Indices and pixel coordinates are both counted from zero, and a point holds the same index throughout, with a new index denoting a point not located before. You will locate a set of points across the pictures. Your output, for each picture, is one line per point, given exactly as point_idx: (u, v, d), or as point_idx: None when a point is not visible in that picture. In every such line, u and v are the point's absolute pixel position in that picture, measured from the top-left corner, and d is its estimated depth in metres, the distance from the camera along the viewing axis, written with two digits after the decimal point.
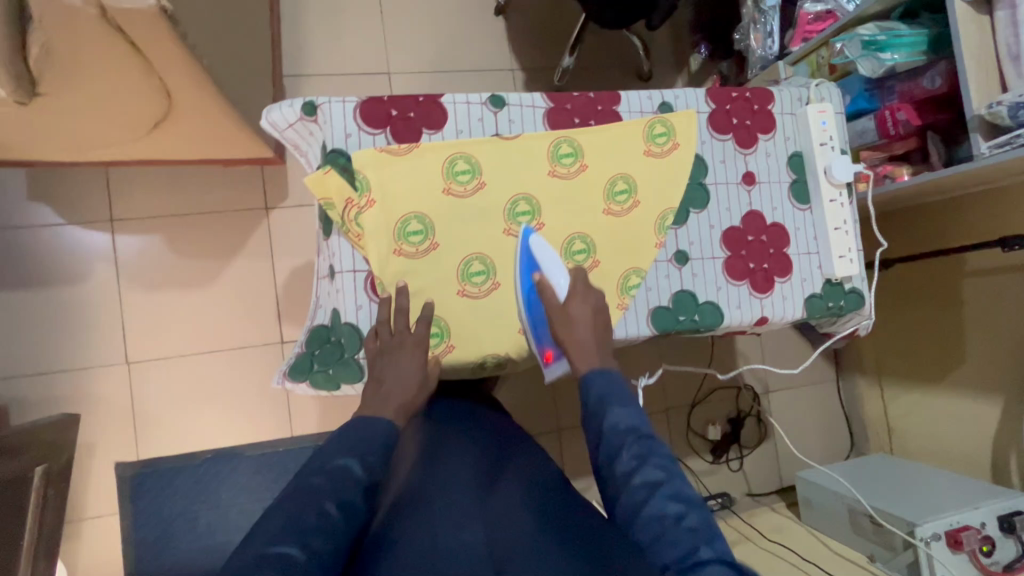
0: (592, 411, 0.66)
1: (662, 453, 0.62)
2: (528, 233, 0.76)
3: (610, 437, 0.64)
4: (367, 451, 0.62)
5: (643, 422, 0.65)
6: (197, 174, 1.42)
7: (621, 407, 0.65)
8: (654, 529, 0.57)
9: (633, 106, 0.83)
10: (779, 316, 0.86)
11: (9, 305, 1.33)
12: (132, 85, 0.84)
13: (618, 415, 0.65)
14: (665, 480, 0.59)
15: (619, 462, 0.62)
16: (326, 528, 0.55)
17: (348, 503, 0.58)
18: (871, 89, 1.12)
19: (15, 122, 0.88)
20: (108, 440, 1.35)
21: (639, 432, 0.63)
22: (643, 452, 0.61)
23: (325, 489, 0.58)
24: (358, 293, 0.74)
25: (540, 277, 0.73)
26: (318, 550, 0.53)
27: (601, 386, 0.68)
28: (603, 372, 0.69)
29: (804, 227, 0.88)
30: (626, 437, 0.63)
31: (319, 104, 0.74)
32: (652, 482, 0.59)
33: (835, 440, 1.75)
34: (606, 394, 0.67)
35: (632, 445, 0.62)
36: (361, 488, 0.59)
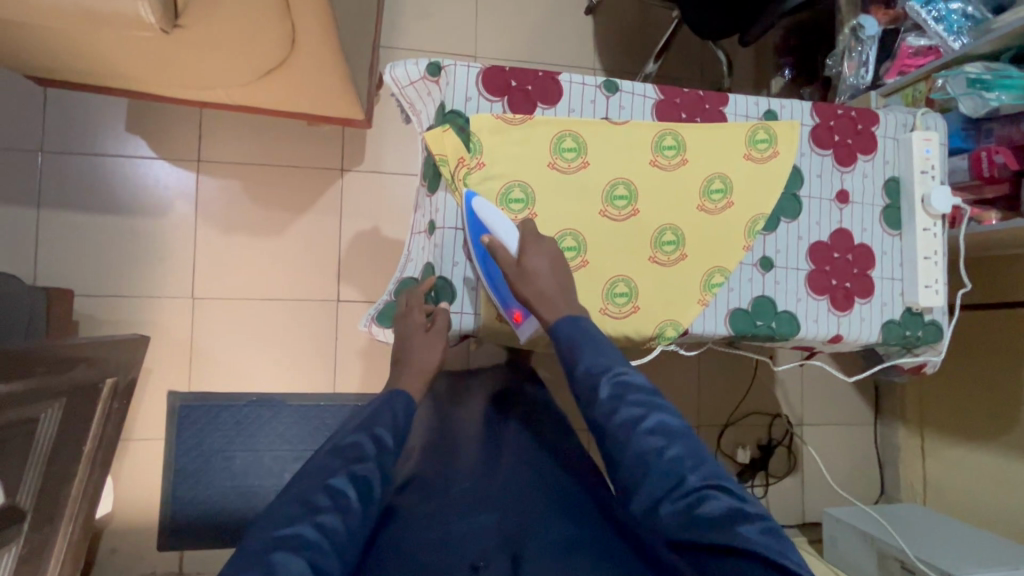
0: (567, 359, 0.68)
1: (640, 388, 0.65)
2: (471, 195, 0.75)
3: (587, 381, 0.66)
4: (374, 426, 0.69)
5: (616, 362, 0.67)
6: (282, 128, 1.48)
7: (593, 352, 0.67)
8: (640, 465, 0.60)
9: (739, 110, 0.85)
10: (854, 337, 0.86)
11: (92, 226, 1.40)
12: (262, 28, 0.89)
13: (591, 358, 0.67)
14: (645, 416, 0.62)
15: (600, 404, 0.64)
16: (341, 504, 0.60)
17: (360, 477, 0.63)
18: (968, 129, 1.10)
19: (150, 50, 0.93)
20: (164, 368, 1.41)
21: (613, 372, 0.66)
22: (620, 390, 0.64)
23: (335, 470, 0.63)
24: (456, 250, 0.78)
25: (488, 239, 0.72)
26: (330, 524, 0.58)
27: (573, 331, 0.69)
28: (574, 317, 0.70)
29: (892, 252, 0.88)
30: (602, 379, 0.65)
31: (444, 66, 0.77)
32: (632, 419, 0.62)
33: (867, 484, 1.70)
34: (576, 336, 0.68)
35: (610, 386, 0.64)
36: (372, 463, 0.65)
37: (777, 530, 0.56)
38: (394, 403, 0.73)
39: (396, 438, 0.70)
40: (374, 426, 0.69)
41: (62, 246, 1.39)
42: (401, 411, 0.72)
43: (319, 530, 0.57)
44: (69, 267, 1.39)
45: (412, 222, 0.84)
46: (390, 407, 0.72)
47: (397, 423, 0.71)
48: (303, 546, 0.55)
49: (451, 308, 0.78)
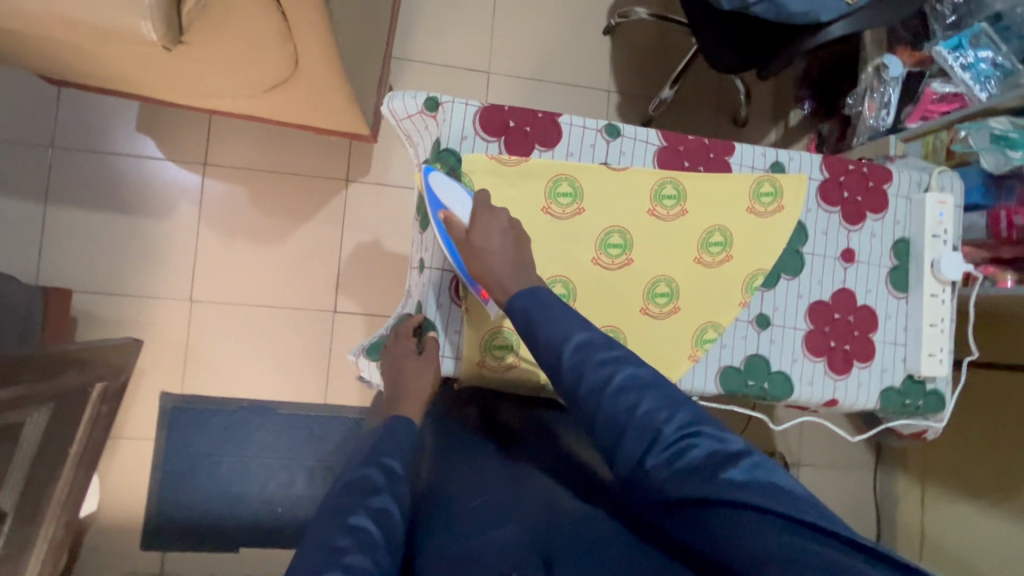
0: (525, 331, 0.60)
1: (602, 345, 0.56)
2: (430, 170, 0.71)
3: (547, 348, 0.57)
4: (381, 458, 0.64)
5: (573, 322, 0.58)
6: (290, 136, 1.47)
7: (549, 317, 0.59)
8: (615, 429, 0.52)
9: (745, 160, 0.82)
10: (850, 402, 0.83)
11: (97, 224, 1.41)
12: (266, 49, 0.88)
13: (548, 325, 0.58)
14: (613, 374, 0.54)
15: (561, 367, 0.56)
16: (364, 540, 0.54)
17: (381, 511, 0.57)
18: (989, 185, 1.05)
19: (155, 64, 0.93)
20: (158, 369, 1.41)
21: (572, 336, 0.57)
22: (582, 353, 0.55)
23: (352, 507, 0.57)
24: (441, 292, 0.76)
25: (443, 215, 0.69)
26: (360, 562, 0.51)
27: (530, 295, 0.61)
28: (529, 288, 0.62)
29: (896, 316, 0.84)
30: (563, 347, 0.56)
31: (442, 102, 0.75)
32: (600, 382, 0.53)
33: (862, 532, 1.65)
34: (532, 301, 0.60)
35: (573, 351, 0.56)
36: (387, 494, 0.60)
37: (769, 463, 0.49)
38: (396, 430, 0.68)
39: (405, 463, 0.65)
40: (382, 457, 0.64)
41: (67, 242, 1.40)
42: (403, 432, 0.68)
43: (350, 570, 0.50)
44: (72, 264, 1.40)
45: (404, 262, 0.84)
46: (394, 437, 0.67)
47: (404, 453, 0.66)
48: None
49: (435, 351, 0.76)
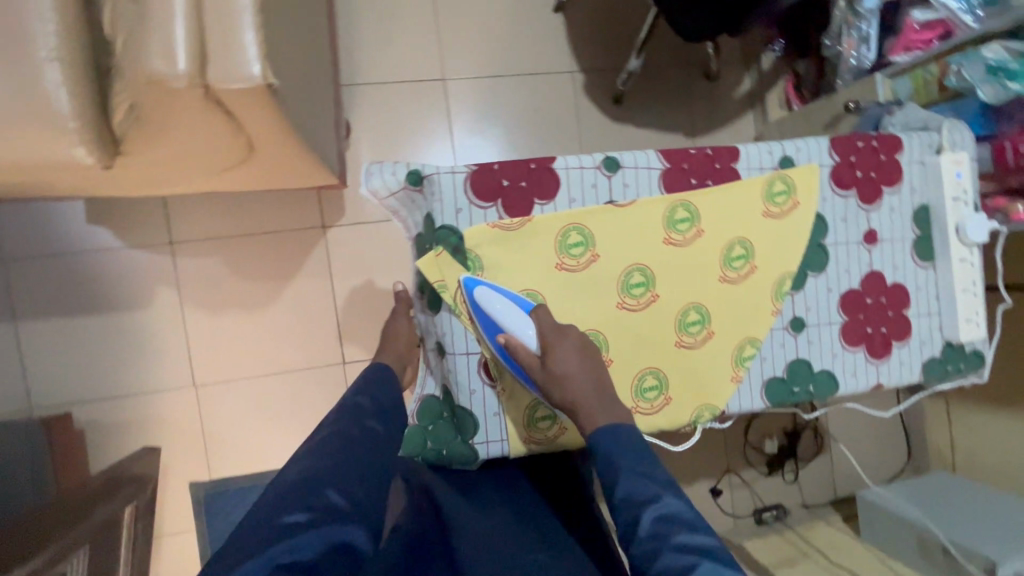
0: (603, 479, 0.57)
1: (689, 526, 0.52)
2: (472, 284, 0.68)
3: (625, 510, 0.54)
4: (366, 393, 0.73)
5: (662, 487, 0.55)
6: (253, 195, 1.38)
7: (633, 471, 0.55)
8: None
9: (752, 163, 0.77)
10: (894, 382, 0.82)
11: (75, 331, 1.33)
12: (216, 144, 0.79)
13: (632, 482, 0.55)
14: (694, 567, 0.49)
15: (638, 540, 0.52)
16: (350, 444, 0.63)
17: (366, 429, 0.66)
18: (988, 114, 1.00)
19: (96, 178, 0.83)
20: (180, 462, 1.36)
21: (658, 502, 0.53)
22: (663, 528, 0.52)
23: (342, 424, 0.66)
24: (471, 375, 0.72)
25: (503, 340, 0.65)
26: (347, 459, 0.61)
27: (614, 449, 0.58)
28: (613, 428, 0.59)
29: (927, 286, 0.82)
30: (645, 511, 0.53)
31: (425, 174, 0.70)
32: (678, 570, 0.49)
33: (894, 454, 1.68)
34: (617, 456, 0.57)
35: (654, 520, 0.52)
36: (372, 418, 0.69)
37: None
38: (382, 379, 0.78)
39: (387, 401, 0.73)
40: (368, 392, 0.73)
41: (49, 356, 1.32)
42: (382, 379, 0.77)
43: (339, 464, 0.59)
44: (60, 376, 1.32)
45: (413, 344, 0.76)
46: (370, 383, 0.76)
47: (379, 395, 0.73)
48: (328, 477, 0.57)
49: (479, 440, 0.73)
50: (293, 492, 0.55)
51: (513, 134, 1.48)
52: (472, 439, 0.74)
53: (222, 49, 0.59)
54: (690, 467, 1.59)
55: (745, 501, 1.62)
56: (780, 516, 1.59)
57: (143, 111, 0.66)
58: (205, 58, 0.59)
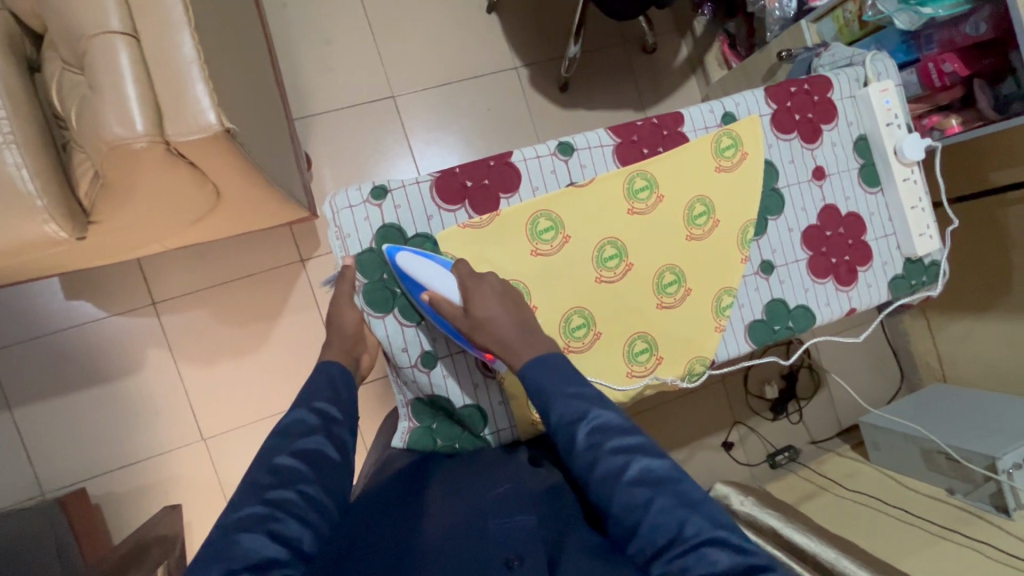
0: (540, 406, 0.61)
1: (620, 431, 0.57)
2: (393, 252, 0.71)
3: (562, 431, 0.58)
4: (312, 400, 0.64)
5: (591, 402, 0.59)
6: (226, 242, 1.39)
7: (562, 395, 0.59)
8: (626, 523, 0.53)
9: (697, 123, 0.81)
10: (866, 304, 0.87)
11: (74, 409, 1.33)
12: (187, 197, 0.81)
13: (564, 403, 0.59)
14: (626, 467, 0.54)
15: (578, 455, 0.56)
16: (290, 478, 0.56)
17: (309, 450, 0.59)
18: (908, 40, 1.06)
19: (73, 249, 0.84)
20: (204, 515, 1.36)
21: (587, 418, 0.58)
22: (597, 438, 0.56)
23: (281, 447, 0.59)
24: (472, 371, 0.77)
25: (427, 296, 0.69)
26: (286, 498, 0.54)
27: (542, 375, 0.62)
28: (542, 358, 0.63)
29: (879, 211, 0.88)
30: (578, 427, 0.57)
31: (390, 188, 0.73)
32: (613, 473, 0.54)
33: (888, 375, 1.75)
34: (545, 384, 0.61)
35: (587, 434, 0.57)
36: (321, 435, 0.61)
37: None
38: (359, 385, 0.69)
39: (342, 408, 0.65)
40: (311, 400, 0.64)
41: (53, 436, 1.32)
42: (340, 381, 0.68)
43: (274, 503, 0.53)
44: (68, 455, 1.32)
45: (394, 360, 0.76)
46: (330, 380, 0.67)
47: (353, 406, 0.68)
48: (262, 518, 0.52)
49: (489, 430, 0.78)
50: (219, 547, 0.50)
51: (470, 137, 1.51)
52: (482, 431, 0.78)
53: (175, 105, 0.61)
54: (698, 424, 1.64)
55: (756, 448, 1.68)
56: (791, 456, 1.64)
57: (106, 175, 0.67)
58: (161, 117, 0.62)
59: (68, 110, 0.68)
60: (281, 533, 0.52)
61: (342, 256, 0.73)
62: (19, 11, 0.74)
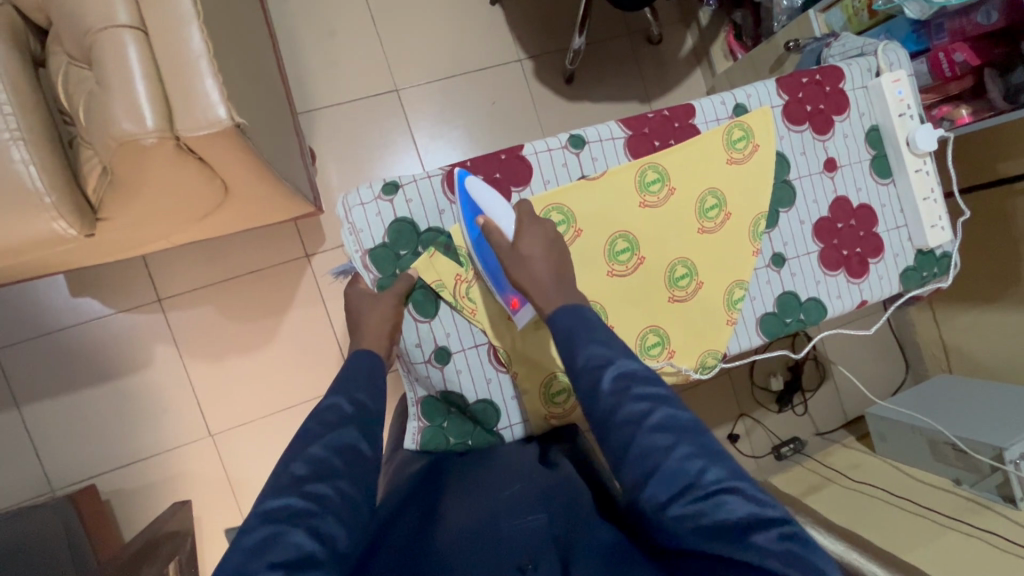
0: (564, 351, 0.59)
1: (645, 379, 0.55)
2: (465, 174, 0.72)
3: (585, 374, 0.56)
4: (353, 392, 0.63)
5: (617, 351, 0.57)
6: (231, 238, 1.38)
7: (590, 341, 0.58)
8: (643, 466, 0.50)
9: (708, 115, 0.81)
10: (877, 296, 0.87)
11: (81, 406, 1.33)
12: (195, 193, 0.80)
13: (590, 348, 0.57)
14: (649, 412, 0.53)
15: (601, 398, 0.54)
16: (326, 472, 0.55)
17: (345, 445, 0.58)
18: (918, 30, 1.04)
19: (81, 246, 0.84)
20: (212, 510, 1.37)
21: (614, 363, 0.56)
22: (623, 383, 0.54)
23: (318, 437, 0.58)
24: (485, 365, 0.76)
25: (483, 220, 0.69)
26: (323, 493, 0.53)
27: (570, 325, 0.60)
28: (571, 308, 0.62)
29: (890, 202, 0.87)
30: (604, 372, 0.56)
31: (401, 183, 0.72)
32: (636, 417, 0.52)
33: (893, 366, 1.75)
34: (574, 330, 0.60)
35: (612, 379, 0.55)
36: (355, 429, 0.60)
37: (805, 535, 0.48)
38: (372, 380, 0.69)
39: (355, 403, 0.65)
40: (351, 391, 0.63)
41: (62, 433, 1.32)
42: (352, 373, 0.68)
43: (312, 498, 0.53)
44: (77, 452, 1.32)
45: (407, 356, 0.75)
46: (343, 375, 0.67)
47: None
48: (300, 514, 0.51)
49: (502, 425, 0.78)
50: (257, 542, 0.49)
51: (474, 130, 1.50)
52: (496, 427, 0.78)
53: (186, 100, 0.61)
54: (704, 416, 1.65)
55: (761, 440, 1.69)
56: (797, 448, 1.65)
57: (116, 171, 0.67)
58: (171, 112, 0.61)
59: (75, 105, 0.67)
60: (319, 530, 0.51)
61: (353, 251, 0.73)
62: (23, 5, 0.73)
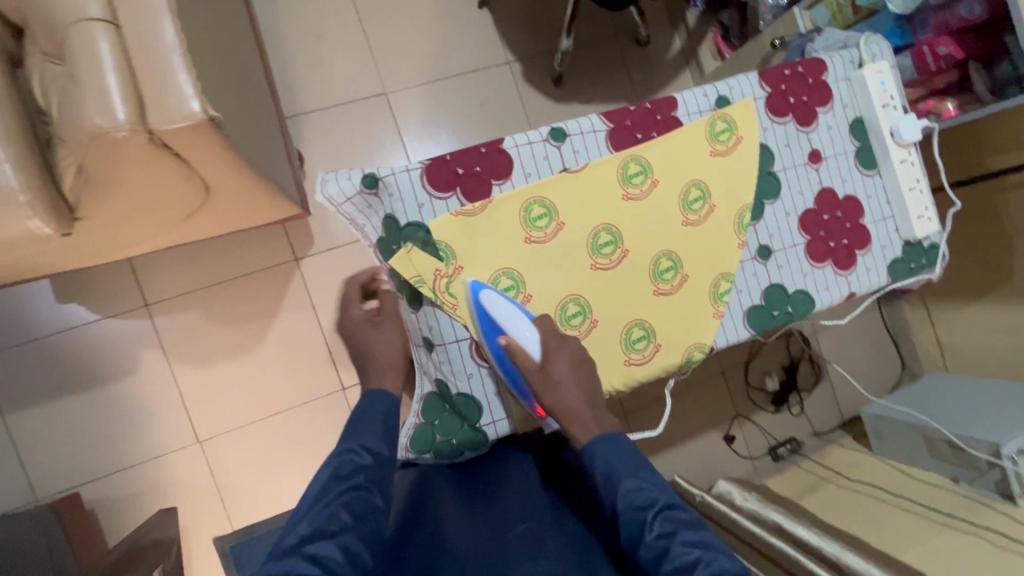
0: (606, 487, 0.62)
1: (689, 524, 0.58)
2: (478, 288, 0.71)
3: (630, 515, 0.58)
4: (364, 437, 0.64)
5: (661, 491, 0.60)
6: (218, 243, 1.37)
7: (631, 478, 0.61)
8: None
9: (691, 107, 0.80)
10: (866, 288, 0.86)
11: (66, 415, 1.31)
12: (174, 191, 0.79)
13: (632, 488, 0.60)
14: (698, 559, 0.54)
15: (647, 544, 0.56)
16: (331, 528, 0.55)
17: (357, 499, 0.58)
18: (902, 25, 1.05)
19: (58, 248, 0.83)
20: (199, 518, 1.34)
21: (658, 505, 0.59)
22: (669, 527, 0.57)
23: (329, 493, 0.59)
24: (466, 361, 0.75)
25: (505, 340, 0.68)
26: (328, 553, 0.53)
27: (610, 458, 0.64)
28: (609, 439, 0.65)
29: (876, 194, 0.86)
30: (649, 513, 0.58)
31: (380, 176, 0.71)
32: (685, 564, 0.54)
33: (888, 365, 1.74)
34: (614, 466, 0.63)
35: (658, 521, 0.57)
36: (367, 478, 0.61)
37: None
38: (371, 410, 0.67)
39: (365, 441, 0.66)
40: (364, 436, 0.64)
41: (47, 442, 1.30)
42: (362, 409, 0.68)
43: (315, 559, 0.52)
44: (62, 460, 1.30)
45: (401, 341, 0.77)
46: None
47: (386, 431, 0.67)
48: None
49: (486, 421, 0.76)
50: None
51: (463, 132, 1.50)
52: (478, 422, 0.76)
53: (158, 93, 0.60)
54: (701, 419, 1.63)
55: (758, 441, 1.67)
56: (795, 449, 1.63)
57: (90, 170, 0.66)
58: (143, 106, 0.61)
59: (49, 101, 0.66)
60: None
61: None
62: None
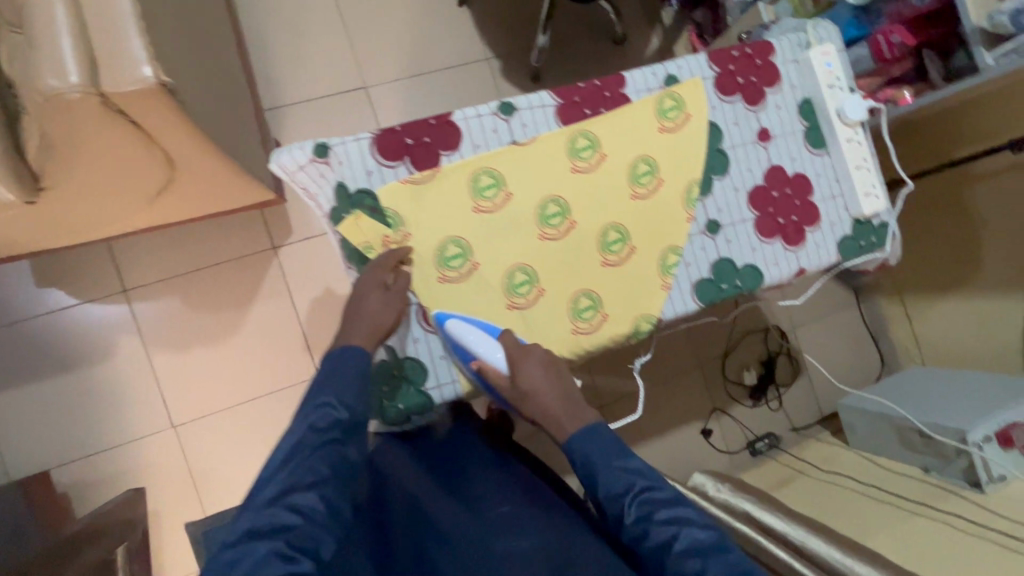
0: (586, 478, 0.65)
1: (665, 502, 0.62)
2: (443, 318, 0.74)
3: (611, 504, 0.63)
4: (340, 393, 0.64)
5: (637, 475, 0.63)
6: (197, 230, 1.40)
7: (607, 468, 0.63)
8: None
9: (639, 85, 0.82)
10: (816, 264, 0.87)
11: (41, 397, 1.32)
12: (137, 164, 0.82)
13: (609, 478, 0.63)
14: (676, 536, 0.59)
15: (629, 528, 0.61)
16: (310, 479, 0.58)
17: (334, 454, 0.61)
18: (859, 15, 1.08)
19: (25, 219, 0.85)
20: (171, 503, 1.35)
21: (635, 490, 0.62)
22: (646, 510, 0.61)
23: (308, 446, 0.60)
24: (413, 326, 0.76)
25: (477, 365, 0.72)
26: (308, 503, 0.56)
27: (588, 449, 0.66)
28: (585, 431, 0.67)
29: (825, 172, 0.88)
30: (626, 501, 0.62)
31: (331, 145, 0.73)
32: (664, 542, 0.59)
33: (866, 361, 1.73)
34: (592, 456, 0.65)
35: (636, 506, 0.61)
36: (342, 433, 0.62)
37: None
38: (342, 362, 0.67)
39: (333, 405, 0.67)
40: (339, 392, 0.64)
41: (22, 424, 1.31)
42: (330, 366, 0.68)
43: (298, 509, 0.56)
44: (36, 442, 1.32)
45: None
46: None
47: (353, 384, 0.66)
48: (283, 526, 0.54)
49: (432, 385, 0.77)
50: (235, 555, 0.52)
51: None
52: (424, 387, 0.77)
53: (111, 58, 0.63)
54: (677, 412, 1.63)
55: (735, 435, 1.67)
56: (772, 443, 1.63)
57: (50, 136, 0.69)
58: (96, 71, 0.63)
59: None
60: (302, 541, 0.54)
61: None
62: None
